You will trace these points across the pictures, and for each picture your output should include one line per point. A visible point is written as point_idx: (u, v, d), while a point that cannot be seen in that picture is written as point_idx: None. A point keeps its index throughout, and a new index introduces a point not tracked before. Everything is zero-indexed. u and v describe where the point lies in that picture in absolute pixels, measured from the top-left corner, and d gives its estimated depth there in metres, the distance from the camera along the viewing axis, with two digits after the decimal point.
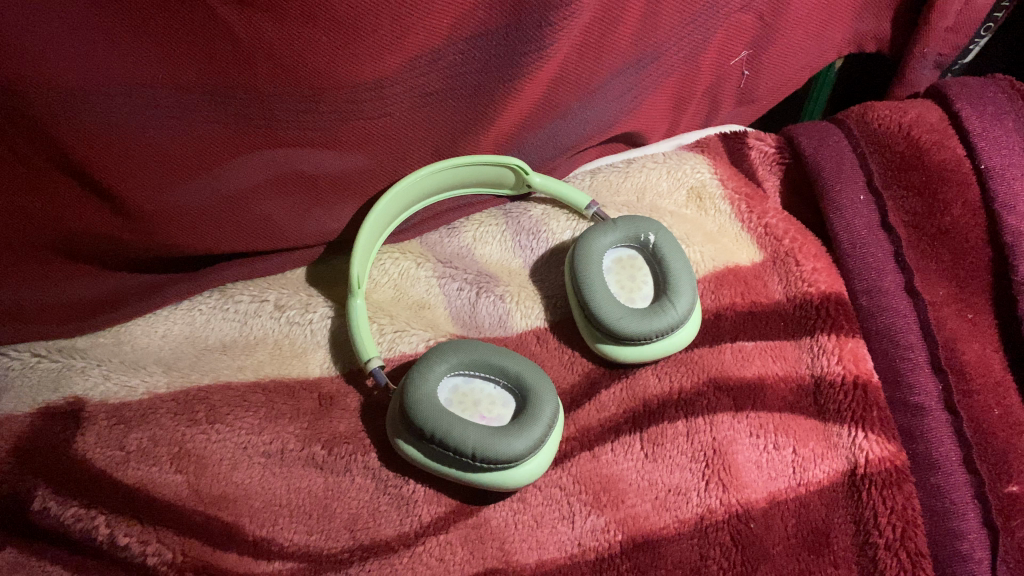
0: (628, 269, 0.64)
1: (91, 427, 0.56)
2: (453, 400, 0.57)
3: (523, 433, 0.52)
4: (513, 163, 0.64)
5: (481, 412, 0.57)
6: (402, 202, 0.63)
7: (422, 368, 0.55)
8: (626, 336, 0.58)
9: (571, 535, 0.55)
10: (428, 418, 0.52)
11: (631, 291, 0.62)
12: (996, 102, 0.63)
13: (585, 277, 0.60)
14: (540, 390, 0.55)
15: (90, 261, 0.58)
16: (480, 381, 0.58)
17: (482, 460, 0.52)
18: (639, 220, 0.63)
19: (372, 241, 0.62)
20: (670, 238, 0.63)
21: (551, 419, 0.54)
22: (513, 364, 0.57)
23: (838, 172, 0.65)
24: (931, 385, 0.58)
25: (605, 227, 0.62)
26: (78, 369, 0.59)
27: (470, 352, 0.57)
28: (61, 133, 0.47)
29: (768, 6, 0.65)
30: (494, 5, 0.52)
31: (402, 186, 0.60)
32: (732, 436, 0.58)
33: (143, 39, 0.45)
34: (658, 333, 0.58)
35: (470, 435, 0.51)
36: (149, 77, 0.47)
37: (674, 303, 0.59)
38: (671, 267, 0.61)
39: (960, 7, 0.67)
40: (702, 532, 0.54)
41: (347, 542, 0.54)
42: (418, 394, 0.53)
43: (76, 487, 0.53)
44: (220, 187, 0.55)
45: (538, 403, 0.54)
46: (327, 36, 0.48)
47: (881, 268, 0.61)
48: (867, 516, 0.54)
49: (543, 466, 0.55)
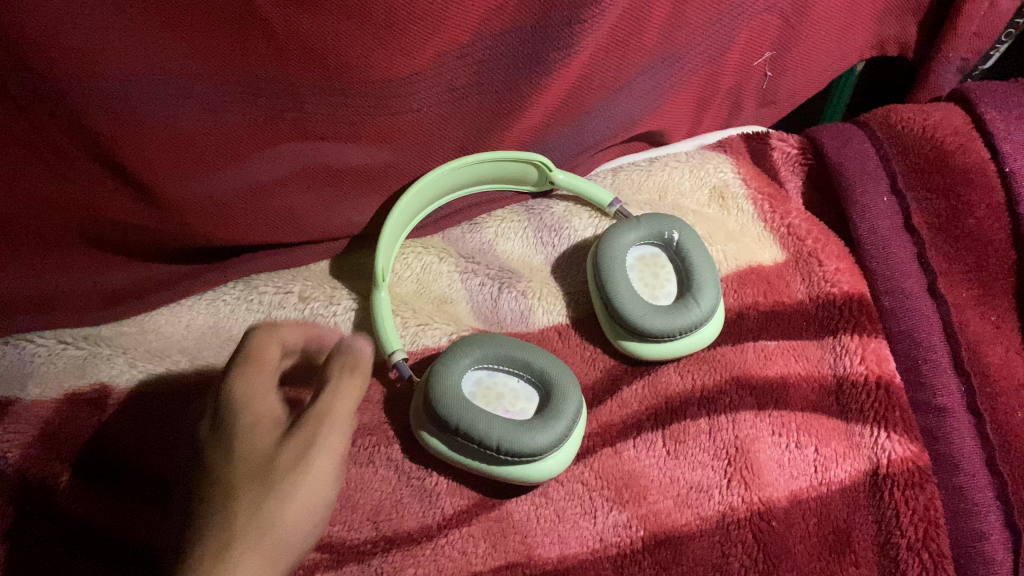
0: (651, 267, 0.64)
1: (115, 415, 0.57)
2: (477, 394, 0.57)
3: (547, 427, 0.52)
4: (537, 160, 0.64)
5: (504, 406, 0.57)
6: (425, 198, 0.63)
7: (446, 361, 0.55)
8: (649, 333, 0.58)
9: (593, 531, 0.55)
10: (453, 411, 0.52)
11: (654, 288, 0.63)
12: (1020, 106, 0.63)
13: (609, 273, 0.60)
14: (564, 385, 0.55)
15: (117, 250, 0.57)
16: (503, 375, 0.59)
17: (506, 453, 0.52)
18: (663, 218, 0.63)
19: (395, 236, 0.62)
20: (694, 236, 0.63)
21: (575, 414, 0.54)
22: (538, 359, 0.57)
23: (863, 173, 0.64)
24: (954, 386, 0.58)
25: (628, 224, 0.63)
26: (104, 357, 0.59)
27: (494, 346, 0.57)
28: (96, 122, 0.47)
29: (792, 8, 0.65)
30: (525, 3, 0.52)
31: (426, 181, 0.60)
32: (754, 434, 0.58)
33: (180, 31, 0.46)
34: (681, 330, 0.58)
35: (494, 428, 0.51)
36: (184, 67, 0.47)
37: (697, 301, 0.59)
38: (695, 265, 0.61)
39: (984, 12, 0.68)
40: (724, 529, 0.55)
41: (370, 533, 0.54)
42: (443, 386, 0.53)
43: (104, 479, 0.54)
44: (248, 179, 0.55)
45: (562, 397, 0.54)
46: (361, 32, 0.48)
47: (904, 269, 0.61)
48: (889, 516, 0.55)
49: (566, 461, 0.55)
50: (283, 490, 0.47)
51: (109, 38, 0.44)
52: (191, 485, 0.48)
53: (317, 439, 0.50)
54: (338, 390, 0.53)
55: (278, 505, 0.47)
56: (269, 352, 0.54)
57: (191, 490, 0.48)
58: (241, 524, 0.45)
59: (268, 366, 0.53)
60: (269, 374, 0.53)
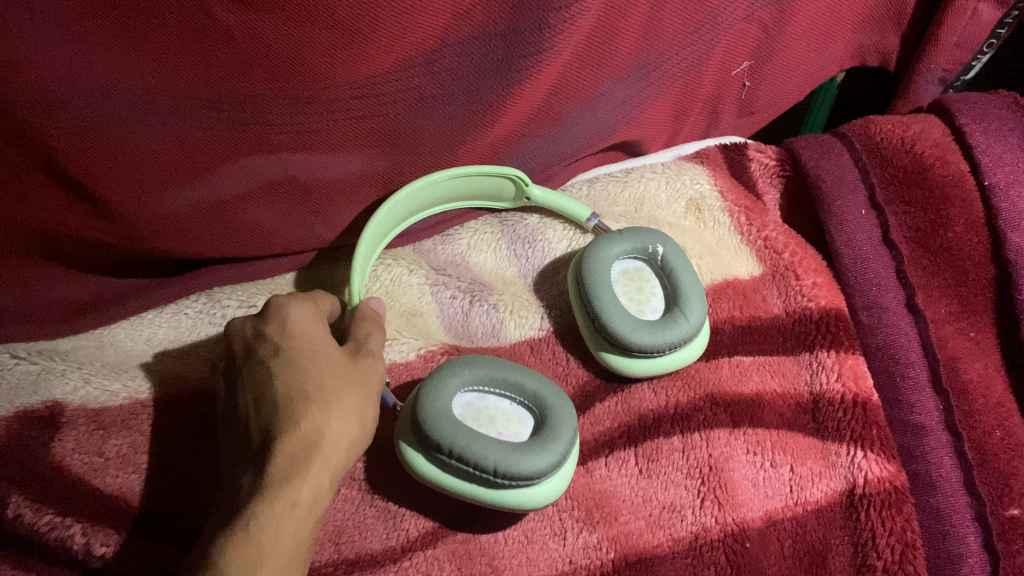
0: (636, 281, 0.62)
1: (69, 433, 0.56)
2: (468, 416, 0.54)
3: (546, 449, 0.50)
4: (514, 173, 0.62)
5: (498, 429, 0.54)
6: (399, 213, 0.61)
7: (433, 384, 0.53)
8: (642, 349, 0.56)
9: (563, 553, 0.53)
10: (446, 434, 0.49)
11: (641, 303, 0.61)
12: (1000, 119, 0.61)
13: (597, 288, 0.58)
14: (560, 408, 0.53)
15: (71, 261, 0.55)
16: (493, 398, 0.56)
17: (504, 477, 0.49)
18: (645, 232, 0.62)
19: (368, 254, 0.60)
20: (677, 250, 0.62)
21: (572, 435, 0.52)
22: (530, 380, 0.55)
23: (840, 186, 0.63)
24: (932, 404, 0.56)
25: (611, 236, 0.61)
26: (58, 372, 0.58)
27: (485, 367, 0.55)
28: (52, 138, 0.45)
29: (772, 17, 0.64)
30: (494, 9, 0.50)
31: (406, 190, 0.58)
32: (728, 452, 0.57)
33: (130, 39, 0.43)
34: (673, 344, 0.57)
35: (490, 451, 0.49)
36: (140, 84, 0.45)
37: (687, 313, 0.57)
38: (680, 280, 0.60)
39: (965, 23, 0.67)
40: (696, 550, 0.54)
41: (332, 555, 0.53)
42: (432, 408, 0.51)
43: (49, 496, 0.53)
44: (209, 193, 0.53)
45: (558, 418, 0.53)
46: (323, 37, 0.46)
47: (883, 285, 0.60)
48: (866, 538, 0.54)
49: (563, 487, 0.53)
50: (352, 400, 0.46)
51: (62, 54, 0.42)
52: (258, 393, 0.46)
53: (374, 374, 0.49)
54: (377, 332, 0.52)
55: (354, 406, 0.46)
56: (324, 302, 0.54)
57: (258, 397, 0.46)
58: (319, 419, 0.44)
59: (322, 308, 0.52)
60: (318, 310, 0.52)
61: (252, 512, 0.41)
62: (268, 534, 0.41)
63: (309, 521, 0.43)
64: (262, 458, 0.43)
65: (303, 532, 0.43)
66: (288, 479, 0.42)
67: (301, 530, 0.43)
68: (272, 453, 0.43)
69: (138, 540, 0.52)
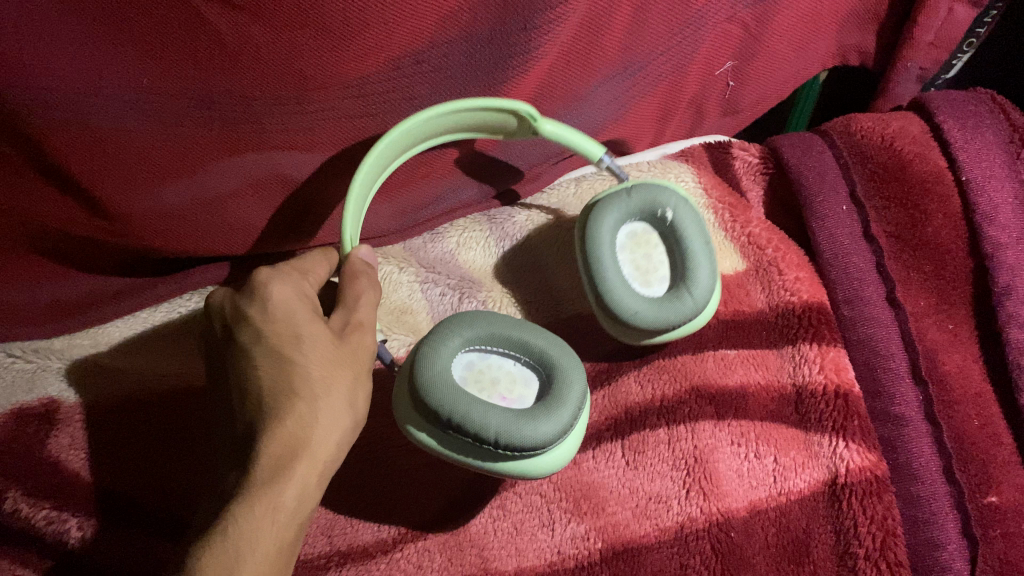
0: (643, 248, 0.62)
1: (64, 430, 0.59)
2: (469, 378, 0.55)
3: (550, 416, 0.50)
4: (516, 106, 0.55)
5: (501, 392, 0.55)
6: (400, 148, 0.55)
7: (434, 343, 0.52)
8: (645, 328, 0.58)
9: (551, 543, 0.57)
10: (445, 402, 0.49)
11: (646, 274, 0.62)
12: (977, 114, 0.62)
13: (600, 259, 0.58)
14: (567, 369, 0.53)
15: (66, 260, 0.56)
16: (497, 357, 0.56)
17: (505, 446, 0.49)
18: (657, 191, 0.61)
19: (366, 189, 0.55)
20: (688, 213, 0.60)
21: (578, 400, 0.52)
22: (535, 339, 0.55)
23: (822, 182, 0.64)
24: (912, 395, 0.58)
25: (617, 201, 0.60)
26: (53, 371, 0.61)
27: (488, 326, 0.55)
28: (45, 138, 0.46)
29: (754, 17, 0.65)
30: (480, 10, 0.51)
31: (397, 130, 0.52)
32: (713, 444, 0.59)
33: (122, 41, 0.44)
34: (678, 321, 0.58)
35: (492, 420, 0.49)
36: (129, 80, 0.45)
37: (694, 290, 0.58)
38: (688, 248, 0.59)
39: (942, 23, 0.68)
40: (683, 540, 0.56)
41: (325, 547, 0.57)
42: (432, 371, 0.50)
43: (45, 492, 0.57)
44: (200, 191, 0.54)
45: (565, 381, 0.53)
46: (313, 38, 0.47)
47: (863, 279, 0.61)
48: (847, 526, 0.55)
49: (569, 453, 0.53)
50: (340, 391, 0.46)
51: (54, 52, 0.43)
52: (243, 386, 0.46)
53: (361, 357, 0.49)
54: (367, 294, 0.51)
55: (342, 397, 0.46)
56: (315, 271, 0.53)
57: (243, 391, 0.46)
58: (304, 413, 0.44)
59: (309, 280, 0.52)
60: (305, 283, 0.51)
61: (234, 513, 0.42)
62: (249, 535, 0.41)
63: (296, 519, 0.43)
64: (247, 457, 0.44)
65: (291, 530, 0.43)
66: (273, 480, 0.42)
67: (289, 530, 0.43)
68: (257, 452, 0.43)
69: (144, 539, 0.57)
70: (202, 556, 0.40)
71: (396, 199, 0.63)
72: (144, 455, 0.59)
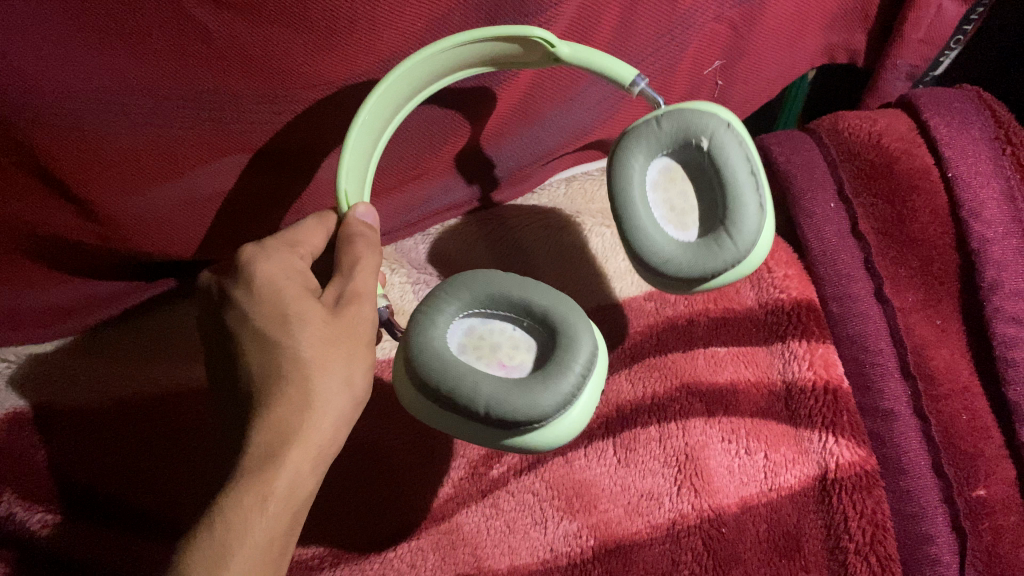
0: (677, 185, 0.56)
1: (58, 434, 0.60)
2: (468, 345, 0.52)
3: (548, 386, 0.47)
4: (517, 33, 0.49)
5: (500, 359, 0.53)
6: (399, 100, 0.52)
7: (429, 313, 0.51)
8: (676, 278, 0.53)
9: (544, 541, 0.57)
10: (433, 373, 0.47)
11: (682, 215, 0.56)
12: (962, 112, 0.63)
13: (622, 202, 0.53)
14: (574, 329, 0.50)
15: (61, 265, 0.56)
16: (499, 321, 0.54)
17: (499, 418, 0.47)
18: (691, 116, 0.53)
19: (371, 135, 0.52)
20: (729, 138, 0.52)
21: (586, 365, 0.49)
22: (538, 299, 0.51)
23: (809, 180, 0.65)
24: (900, 391, 0.58)
25: (644, 133, 0.54)
26: (47, 373, 0.61)
27: (486, 287, 0.52)
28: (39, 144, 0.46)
29: (742, 16, 0.65)
30: (469, 12, 0.52)
31: (385, 83, 0.49)
32: (704, 441, 0.59)
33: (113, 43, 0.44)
34: (719, 269, 0.52)
35: (482, 390, 0.47)
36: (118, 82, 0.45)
37: (740, 232, 0.52)
38: (730, 178, 0.52)
39: (930, 21, 0.69)
40: (675, 536, 0.56)
41: (319, 548, 0.58)
42: (424, 342, 0.49)
43: (40, 494, 0.59)
44: (189, 190, 0.54)
45: (571, 345, 0.49)
46: (306, 38, 0.47)
47: (852, 275, 0.61)
48: (838, 520, 0.56)
49: (580, 422, 0.50)
50: (334, 371, 0.46)
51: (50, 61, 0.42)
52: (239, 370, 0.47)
53: (360, 330, 0.47)
54: (364, 259, 0.49)
55: (337, 376, 0.46)
56: (306, 240, 0.51)
57: (239, 376, 0.47)
58: (295, 399, 0.45)
59: (303, 248, 0.50)
60: (296, 256, 0.50)
61: (224, 503, 0.43)
62: (237, 526, 0.42)
63: (290, 505, 0.44)
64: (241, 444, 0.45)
65: (284, 516, 0.44)
66: (262, 470, 0.43)
67: (283, 516, 0.44)
68: (247, 442, 0.44)
69: (139, 541, 0.58)
70: (193, 544, 0.42)
71: (386, 201, 0.63)
72: (143, 456, 0.60)
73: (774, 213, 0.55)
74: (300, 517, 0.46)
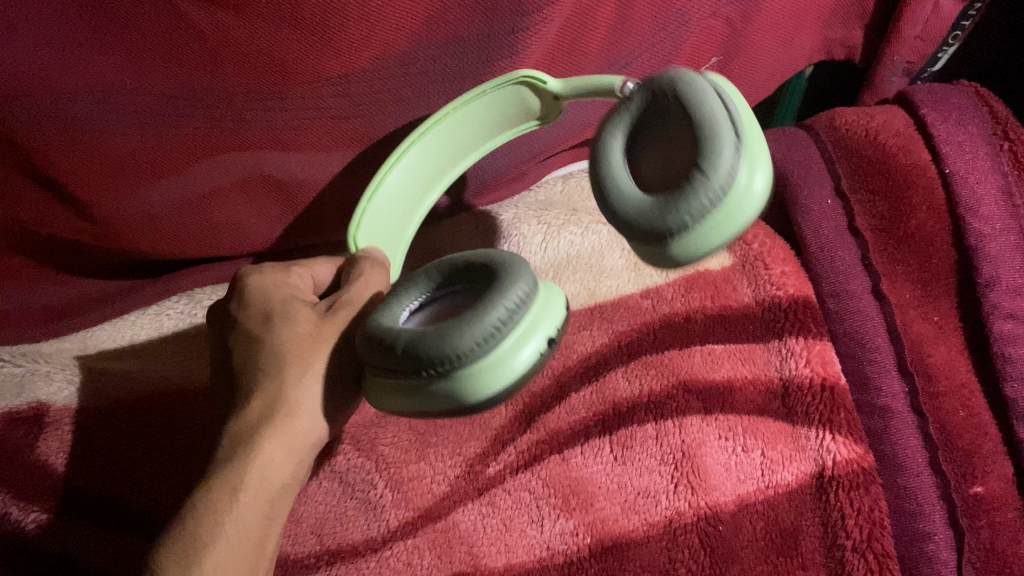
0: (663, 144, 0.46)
1: (55, 430, 0.58)
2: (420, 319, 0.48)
3: (473, 321, 0.42)
4: (505, 80, 0.55)
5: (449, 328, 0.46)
6: (429, 161, 0.59)
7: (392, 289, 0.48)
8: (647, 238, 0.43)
9: (540, 539, 0.57)
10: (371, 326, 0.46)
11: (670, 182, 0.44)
12: (960, 108, 0.63)
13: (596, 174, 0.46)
14: (515, 272, 0.45)
15: (63, 263, 0.58)
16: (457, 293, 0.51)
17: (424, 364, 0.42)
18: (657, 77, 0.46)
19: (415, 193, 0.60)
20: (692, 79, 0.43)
21: (518, 303, 0.43)
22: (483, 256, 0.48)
23: (806, 177, 0.65)
24: (898, 387, 0.58)
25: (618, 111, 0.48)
26: (43, 372, 0.60)
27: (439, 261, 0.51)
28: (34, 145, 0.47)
29: (738, 13, 0.65)
30: (464, 11, 0.52)
31: (418, 139, 0.56)
32: (701, 438, 0.59)
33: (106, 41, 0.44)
34: (688, 224, 0.41)
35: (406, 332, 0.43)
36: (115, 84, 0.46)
37: (708, 175, 0.40)
38: (699, 116, 0.42)
39: (927, 17, 0.69)
40: (671, 534, 0.56)
41: (314, 546, 0.58)
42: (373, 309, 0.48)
43: (36, 492, 0.56)
44: (186, 190, 0.54)
45: (507, 283, 0.44)
46: (299, 36, 0.47)
47: (848, 272, 0.61)
48: (835, 518, 0.55)
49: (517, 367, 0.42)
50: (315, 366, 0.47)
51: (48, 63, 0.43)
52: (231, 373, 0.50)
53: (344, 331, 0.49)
54: (367, 274, 0.53)
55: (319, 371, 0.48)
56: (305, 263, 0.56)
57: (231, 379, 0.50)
58: (274, 388, 0.46)
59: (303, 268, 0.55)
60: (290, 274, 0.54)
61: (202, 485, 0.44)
62: (212, 506, 0.43)
63: (264, 503, 0.44)
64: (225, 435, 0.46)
65: (256, 513, 0.44)
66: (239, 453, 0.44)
67: (259, 503, 0.44)
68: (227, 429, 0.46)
69: (137, 541, 0.56)
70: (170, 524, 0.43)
71: None
72: (141, 456, 0.58)
73: (762, 141, 0.42)
74: (276, 520, 0.45)
